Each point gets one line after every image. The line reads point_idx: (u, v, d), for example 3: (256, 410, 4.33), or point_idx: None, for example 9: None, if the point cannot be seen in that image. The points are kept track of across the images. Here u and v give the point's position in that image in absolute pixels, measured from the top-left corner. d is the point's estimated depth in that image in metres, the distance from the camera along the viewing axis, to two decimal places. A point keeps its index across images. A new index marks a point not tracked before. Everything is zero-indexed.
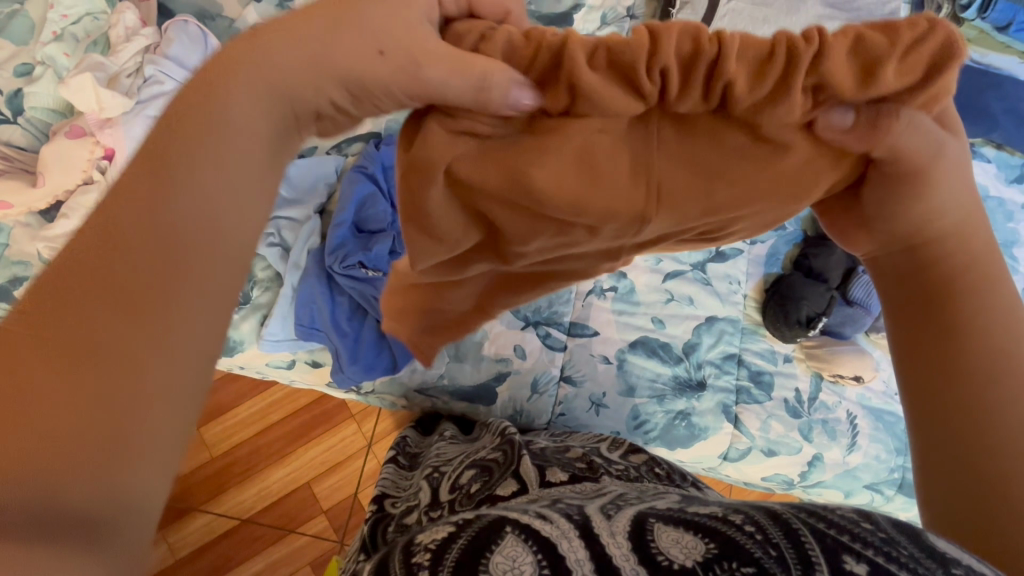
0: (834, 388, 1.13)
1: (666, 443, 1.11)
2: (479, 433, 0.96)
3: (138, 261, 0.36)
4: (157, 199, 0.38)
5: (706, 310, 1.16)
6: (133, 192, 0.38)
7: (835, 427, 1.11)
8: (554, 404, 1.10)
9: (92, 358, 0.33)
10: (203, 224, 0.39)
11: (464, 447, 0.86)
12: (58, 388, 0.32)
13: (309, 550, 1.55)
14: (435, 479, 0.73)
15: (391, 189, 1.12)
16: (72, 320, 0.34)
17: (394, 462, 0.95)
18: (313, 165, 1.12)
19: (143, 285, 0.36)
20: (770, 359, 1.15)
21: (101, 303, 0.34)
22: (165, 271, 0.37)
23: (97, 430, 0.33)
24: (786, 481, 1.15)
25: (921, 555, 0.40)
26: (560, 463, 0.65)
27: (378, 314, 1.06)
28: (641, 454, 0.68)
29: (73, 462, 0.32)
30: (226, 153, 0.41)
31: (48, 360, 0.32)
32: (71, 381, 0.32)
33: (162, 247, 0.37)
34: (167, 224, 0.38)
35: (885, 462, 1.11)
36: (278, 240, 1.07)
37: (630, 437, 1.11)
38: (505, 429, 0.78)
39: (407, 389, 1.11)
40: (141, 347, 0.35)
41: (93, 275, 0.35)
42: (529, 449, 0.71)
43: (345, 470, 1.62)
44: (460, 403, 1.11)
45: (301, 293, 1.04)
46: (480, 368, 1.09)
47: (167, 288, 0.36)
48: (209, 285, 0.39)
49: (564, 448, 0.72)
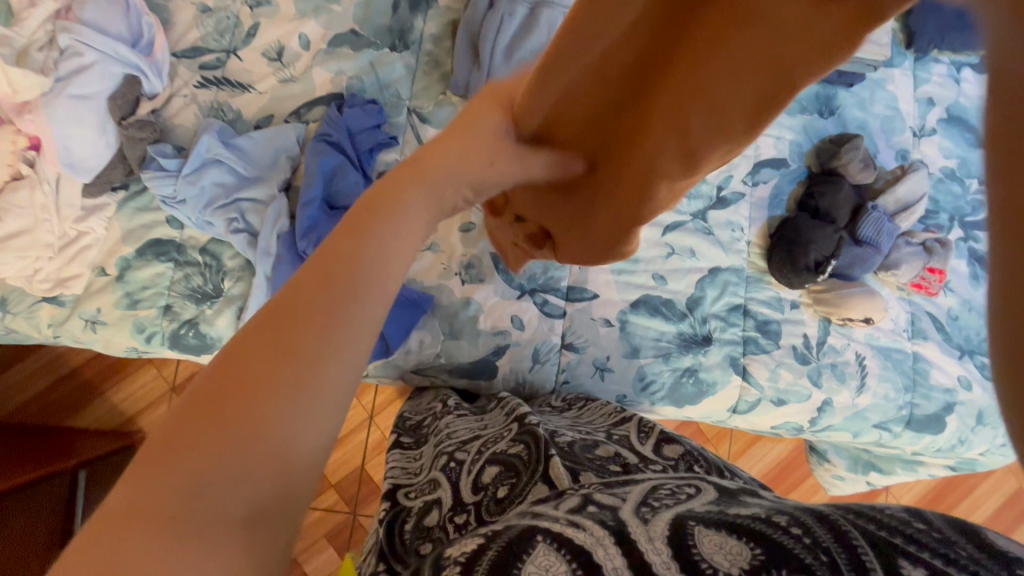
0: (842, 330, 1.11)
1: (674, 401, 1.08)
2: (484, 403, 0.88)
3: (325, 295, 0.40)
4: (348, 253, 0.43)
5: (710, 262, 1.11)
6: (332, 250, 0.43)
7: (844, 370, 1.09)
8: (557, 373, 1.05)
9: (268, 378, 0.36)
10: (374, 279, 0.43)
11: (472, 422, 0.72)
12: (250, 392, 0.36)
13: (323, 523, 1.59)
14: (449, 465, 0.58)
15: (361, 157, 1.02)
16: (263, 348, 0.38)
17: (392, 447, 0.82)
18: (271, 136, 1.01)
19: (315, 320, 0.39)
20: (777, 307, 1.11)
21: (289, 333, 0.38)
22: (330, 311, 0.40)
23: (260, 434, 0.35)
24: (795, 428, 1.13)
25: (982, 557, 0.30)
26: (592, 459, 0.53)
27: None
28: (676, 447, 0.57)
29: (225, 453, 0.34)
30: (403, 236, 0.47)
31: (245, 377, 0.36)
32: (260, 393, 0.36)
33: (337, 290, 0.41)
34: (348, 270, 0.42)
35: (893, 401, 1.10)
36: (244, 225, 0.96)
37: (637, 399, 1.07)
38: (519, 411, 0.64)
39: (403, 371, 1.05)
40: (302, 371, 0.37)
41: (284, 309, 0.39)
42: (550, 437, 0.57)
43: (348, 444, 1.63)
44: (459, 380, 1.05)
45: (277, 281, 0.95)
46: (478, 344, 1.03)
47: (327, 324, 0.39)
48: (362, 328, 0.41)
49: (591, 441, 0.59)
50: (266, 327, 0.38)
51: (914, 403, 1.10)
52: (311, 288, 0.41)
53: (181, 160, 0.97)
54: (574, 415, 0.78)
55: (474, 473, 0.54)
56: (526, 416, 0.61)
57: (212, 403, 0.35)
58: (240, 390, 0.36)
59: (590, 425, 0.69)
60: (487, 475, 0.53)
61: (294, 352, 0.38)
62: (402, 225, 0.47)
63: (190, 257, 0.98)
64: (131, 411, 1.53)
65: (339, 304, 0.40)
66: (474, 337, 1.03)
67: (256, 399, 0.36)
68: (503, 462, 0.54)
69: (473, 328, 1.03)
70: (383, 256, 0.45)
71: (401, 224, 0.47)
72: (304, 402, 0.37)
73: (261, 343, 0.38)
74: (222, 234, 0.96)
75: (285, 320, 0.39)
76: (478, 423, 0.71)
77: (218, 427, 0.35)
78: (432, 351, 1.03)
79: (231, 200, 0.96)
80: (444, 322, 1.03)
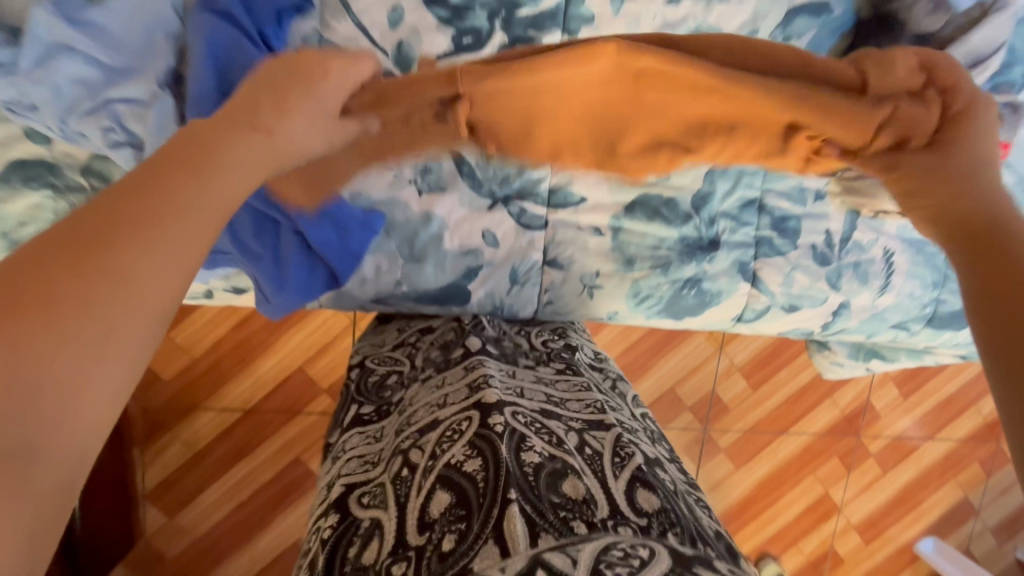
0: (872, 224, 0.94)
1: (673, 314, 0.96)
2: (452, 346, 0.78)
3: (185, 174, 0.46)
4: (207, 150, 0.49)
5: None
6: (190, 145, 0.50)
7: (867, 270, 0.95)
8: (539, 293, 0.92)
9: (132, 221, 0.41)
10: (226, 169, 0.49)
11: (435, 391, 0.67)
12: (120, 236, 0.40)
13: (320, 426, 1.55)
14: (400, 477, 0.56)
15: (264, 33, 0.76)
16: (130, 201, 0.42)
17: (350, 412, 0.75)
18: (136, 7, 0.74)
19: (171, 187, 0.45)
20: (799, 200, 0.93)
21: (151, 194, 0.44)
22: (190, 181, 0.46)
23: (117, 272, 0.39)
24: (804, 334, 1.03)
25: None
26: (554, 497, 0.48)
27: (295, 224, 0.79)
28: (651, 496, 0.51)
29: (90, 282, 0.38)
30: (249, 144, 0.53)
31: (115, 223, 0.41)
32: (131, 233, 0.41)
33: (194, 164, 0.48)
34: (209, 159, 0.49)
35: (917, 299, 0.98)
36: (124, 135, 0.74)
37: (630, 315, 0.95)
38: (484, 400, 0.59)
39: (361, 302, 0.90)
40: (164, 222, 0.42)
41: (150, 179, 0.45)
42: (513, 453, 0.52)
43: (335, 350, 1.53)
44: (427, 308, 0.91)
45: None
46: (446, 267, 0.88)
47: (185, 190, 0.45)
48: (216, 198, 0.47)
49: (559, 454, 0.53)
50: (136, 188, 0.43)
51: (941, 299, 0.98)
52: (125, 203, 0.42)
53: (16, 49, 0.72)
54: (550, 379, 0.71)
55: (422, 500, 0.52)
56: (490, 413, 0.56)
57: (86, 241, 0.40)
58: (97, 256, 0.39)
59: (565, 412, 0.63)
60: (434, 508, 0.50)
61: (156, 210, 0.43)
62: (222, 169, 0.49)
63: (72, 181, 0.79)
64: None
65: (194, 173, 0.47)
66: (440, 259, 0.88)
67: (119, 241, 0.40)
68: (455, 488, 0.50)
69: (438, 250, 0.88)
70: (201, 187, 0.46)
71: (240, 142, 0.52)
72: (162, 250, 0.41)
73: (122, 207, 0.42)
74: (101, 149, 0.75)
75: (97, 241, 0.40)
76: (440, 394, 0.66)
77: (83, 260, 0.39)
78: (392, 279, 0.88)
79: (99, 103, 0.73)
80: (403, 245, 0.87)
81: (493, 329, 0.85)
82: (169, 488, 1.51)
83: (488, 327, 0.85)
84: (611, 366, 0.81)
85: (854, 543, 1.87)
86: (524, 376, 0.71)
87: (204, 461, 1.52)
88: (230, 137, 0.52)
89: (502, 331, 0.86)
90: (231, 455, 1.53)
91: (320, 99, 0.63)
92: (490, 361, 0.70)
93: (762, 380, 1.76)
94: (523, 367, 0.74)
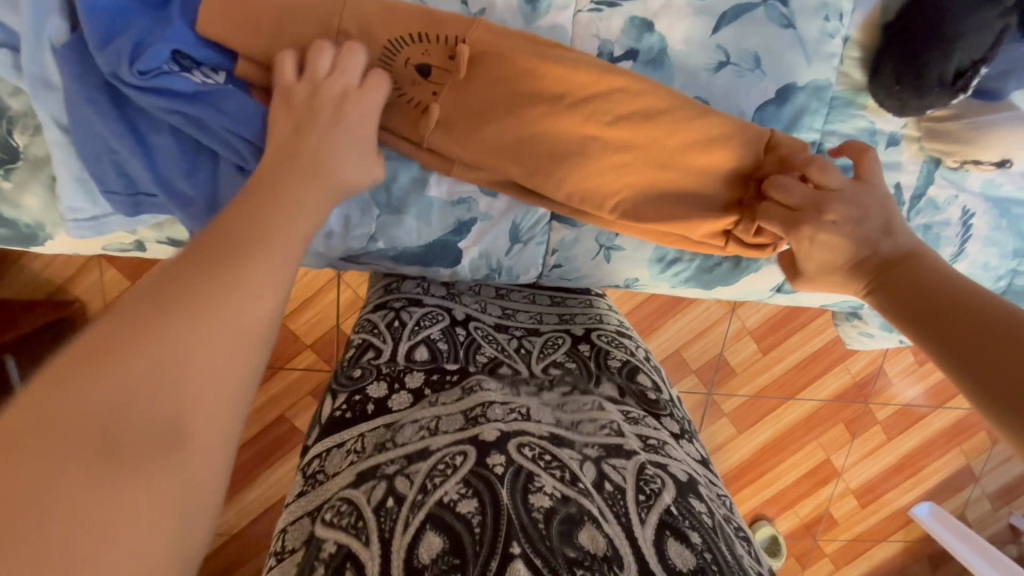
0: (952, 176, 0.78)
1: (701, 283, 0.81)
2: (442, 361, 0.66)
3: (254, 224, 0.42)
4: (272, 198, 0.46)
5: (780, 78, 0.72)
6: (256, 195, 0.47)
7: (940, 234, 0.79)
8: (545, 254, 0.77)
9: (213, 269, 0.37)
10: (293, 217, 0.46)
11: (428, 413, 0.55)
12: (199, 284, 0.35)
13: (304, 384, 1.37)
14: (383, 507, 0.43)
15: None
16: (210, 251, 0.38)
17: (326, 409, 0.62)
18: None
19: (245, 236, 0.40)
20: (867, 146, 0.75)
21: (229, 243, 0.39)
22: (260, 228, 0.42)
23: (200, 321, 0.34)
24: (850, 306, 0.88)
25: None
26: (568, 552, 0.40)
27: (239, 158, 0.59)
28: (685, 550, 0.43)
29: (170, 333, 0.32)
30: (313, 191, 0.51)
31: (194, 271, 0.36)
32: (211, 279, 0.36)
33: (261, 211, 0.44)
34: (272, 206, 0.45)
35: (992, 270, 0.82)
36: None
37: (652, 282, 0.81)
38: (481, 435, 0.49)
39: (331, 260, 0.75)
40: (238, 269, 0.38)
41: (226, 231, 0.41)
42: (519, 497, 0.43)
43: (320, 304, 1.30)
44: (410, 268, 0.76)
45: (77, 126, 0.57)
46: (432, 219, 0.72)
47: (255, 238, 0.41)
48: (285, 243, 0.43)
49: (574, 496, 0.45)
50: (212, 241, 0.39)
51: (1019, 271, 0.83)
52: (196, 257, 0.38)
53: None
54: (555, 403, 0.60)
55: (408, 540, 0.40)
56: (489, 451, 0.47)
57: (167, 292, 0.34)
58: (178, 305, 0.34)
59: (579, 436, 0.54)
60: (425, 552, 0.40)
61: (233, 257, 0.38)
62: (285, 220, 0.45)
63: None
64: (56, 280, 1.20)
65: (260, 220, 0.43)
66: (425, 210, 0.72)
67: (197, 291, 0.35)
68: (449, 532, 0.41)
69: (422, 199, 0.71)
70: (270, 231, 0.42)
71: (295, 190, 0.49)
72: (245, 296, 0.37)
73: (199, 258, 0.37)
74: None
75: (173, 292, 0.35)
76: (433, 417, 0.54)
77: (163, 310, 0.33)
78: (365, 233, 0.72)
79: None
80: (379, 191, 0.70)
81: (491, 349, 0.70)
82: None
83: (483, 347, 0.70)
84: (638, 344, 0.76)
85: (849, 507, 1.77)
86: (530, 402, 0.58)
87: None
88: (292, 185, 0.49)
89: (501, 347, 0.71)
90: None
91: (358, 127, 0.59)
92: (492, 383, 0.60)
93: (773, 345, 1.61)
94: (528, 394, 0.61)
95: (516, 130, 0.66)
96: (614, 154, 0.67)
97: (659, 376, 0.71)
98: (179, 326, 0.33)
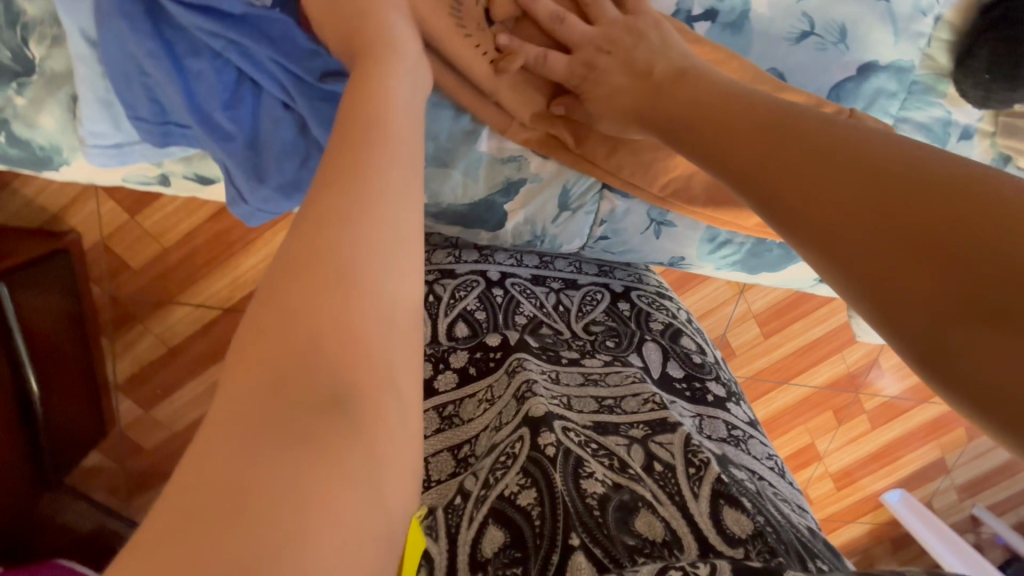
0: None
1: (746, 268, 0.78)
2: (483, 333, 0.67)
3: (360, 160, 0.36)
4: (372, 124, 0.39)
5: (863, 53, 0.67)
6: (353, 118, 0.39)
7: None
8: (592, 226, 0.73)
9: (326, 232, 0.32)
10: (399, 142, 0.39)
11: (483, 412, 0.59)
12: (324, 253, 0.31)
13: None
14: (453, 505, 0.49)
15: None
16: (325, 209, 0.33)
17: None
18: None
19: (352, 181, 0.35)
20: (940, 138, 0.72)
21: (341, 193, 0.34)
22: (366, 169, 0.36)
23: (335, 294, 0.30)
24: None
25: None
26: (628, 540, 0.44)
27: (284, 94, 0.55)
28: (742, 516, 0.46)
29: (309, 312, 0.29)
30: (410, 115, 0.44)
31: (312, 239, 0.32)
32: (329, 244, 0.31)
33: (358, 144, 0.37)
34: (377, 141, 0.38)
35: None
36: None
37: (699, 262, 0.78)
38: (531, 413, 0.52)
39: None
40: (356, 226, 0.33)
41: (336, 179, 0.35)
42: (572, 484, 0.46)
43: None
44: (449, 228, 0.73)
45: (106, 44, 0.51)
46: (479, 176, 0.68)
47: (360, 182, 0.35)
48: (398, 179, 0.37)
49: (625, 483, 0.47)
50: (324, 200, 0.34)
51: None
52: (317, 218, 0.33)
53: None
54: (597, 371, 0.62)
55: (474, 534, 0.46)
56: (540, 430, 0.50)
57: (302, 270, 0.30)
58: (312, 284, 0.30)
59: (622, 417, 0.55)
60: (488, 546, 0.45)
61: (350, 214, 0.33)
62: (387, 170, 0.37)
63: None
64: (53, 207, 1.12)
65: (364, 152, 0.37)
66: (472, 168, 0.67)
67: (325, 261, 0.31)
68: (510, 526, 0.45)
69: (470, 154, 0.66)
70: (378, 169, 0.36)
71: (378, 101, 0.41)
72: (375, 258, 0.32)
73: (322, 217, 0.33)
74: None
75: (309, 270, 0.30)
76: (492, 413, 0.58)
77: (298, 294, 0.29)
78: None
79: None
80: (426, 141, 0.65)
81: (530, 306, 0.70)
82: (145, 381, 1.30)
83: (522, 303, 0.70)
84: (678, 306, 0.77)
85: (825, 489, 1.84)
86: (572, 376, 0.60)
87: (171, 363, 1.29)
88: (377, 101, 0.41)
89: (538, 304, 0.71)
90: (206, 355, 1.29)
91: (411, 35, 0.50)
92: (532, 361, 0.60)
93: (777, 330, 1.59)
94: (568, 363, 0.62)
95: (582, 90, 0.61)
96: None
97: (701, 339, 0.73)
98: (321, 311, 0.29)
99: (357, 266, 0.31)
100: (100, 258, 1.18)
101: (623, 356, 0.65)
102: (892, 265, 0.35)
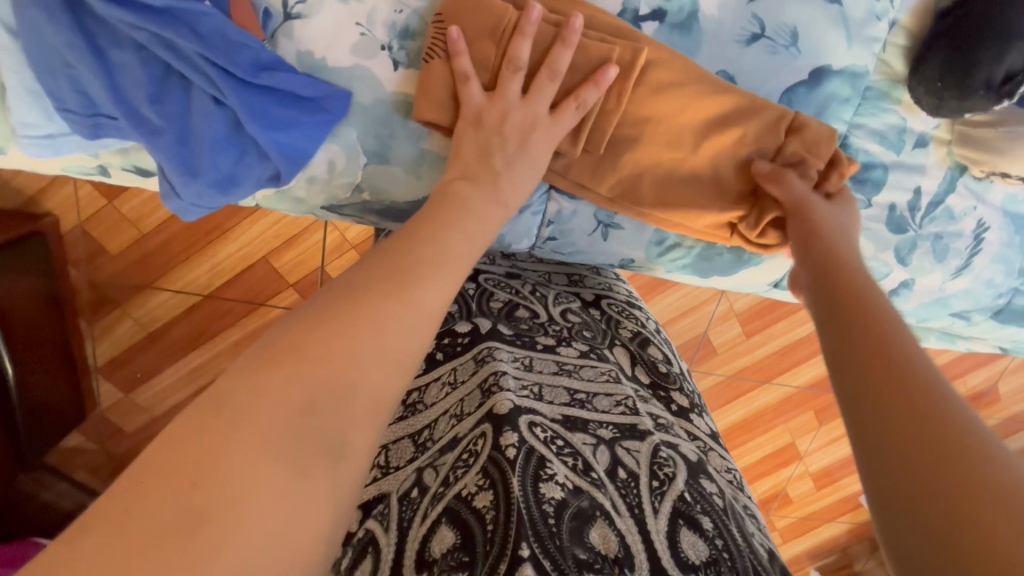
0: (974, 187, 0.74)
1: (698, 271, 0.78)
2: (453, 322, 0.66)
3: (432, 230, 0.47)
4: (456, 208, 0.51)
5: (815, 57, 0.66)
6: (449, 206, 0.51)
7: (949, 245, 0.76)
8: (540, 226, 0.73)
9: (391, 271, 0.42)
10: (473, 231, 0.50)
11: (445, 397, 0.59)
12: (379, 286, 0.41)
13: None
14: (409, 497, 0.51)
15: None
16: (398, 254, 0.44)
17: None
18: None
19: (426, 241, 0.46)
20: (894, 145, 0.71)
21: (412, 246, 0.45)
22: (429, 234, 0.47)
23: (374, 322, 0.38)
24: None
25: None
26: (579, 553, 0.42)
27: (213, 89, 0.54)
28: (697, 540, 0.47)
29: (357, 325, 0.38)
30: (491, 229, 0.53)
31: (376, 272, 0.42)
32: (386, 280, 0.41)
33: (436, 216, 0.49)
34: (451, 218, 0.50)
35: (994, 287, 0.80)
36: None
37: (649, 265, 0.77)
38: (497, 409, 0.51)
39: (310, 209, 0.70)
40: (412, 275, 0.42)
41: (413, 236, 0.46)
42: (530, 487, 0.45)
43: (302, 245, 1.20)
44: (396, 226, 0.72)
45: (27, 32, 0.51)
46: (422, 175, 0.66)
47: (425, 244, 0.46)
48: (461, 252, 0.48)
49: (585, 488, 0.47)
50: (400, 247, 0.45)
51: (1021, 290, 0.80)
52: (391, 257, 0.44)
53: None
54: (572, 362, 0.61)
55: (425, 531, 0.47)
56: (503, 429, 0.49)
57: (362, 290, 0.40)
58: (368, 301, 0.39)
59: (591, 415, 0.55)
60: (437, 546, 0.45)
61: (411, 264, 0.43)
62: (452, 238, 0.48)
63: None
64: (31, 189, 1.12)
65: (435, 224, 0.48)
66: (414, 164, 0.66)
67: (381, 288, 0.40)
68: (460, 528, 0.45)
69: (413, 152, 0.65)
70: (452, 236, 0.47)
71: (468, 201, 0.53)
72: (413, 306, 0.41)
73: (393, 258, 0.43)
74: None
75: (360, 289, 0.40)
76: (454, 398, 0.58)
77: (354, 302, 0.39)
78: (349, 181, 0.66)
79: None
80: (367, 135, 0.64)
81: (505, 293, 0.70)
82: (126, 364, 1.30)
83: (496, 293, 0.70)
84: (648, 316, 0.76)
85: (805, 488, 1.84)
86: (546, 364, 0.60)
87: (149, 349, 1.29)
88: (477, 203, 0.53)
89: (514, 291, 0.71)
90: (185, 341, 1.29)
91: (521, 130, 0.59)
92: (503, 350, 0.59)
93: (758, 330, 1.58)
94: (543, 349, 0.62)
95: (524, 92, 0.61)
96: (627, 125, 0.64)
97: (669, 349, 0.73)
98: (357, 323, 0.38)
99: (391, 294, 0.40)
100: (77, 242, 1.18)
101: (600, 350, 0.65)
102: (888, 467, 0.33)
